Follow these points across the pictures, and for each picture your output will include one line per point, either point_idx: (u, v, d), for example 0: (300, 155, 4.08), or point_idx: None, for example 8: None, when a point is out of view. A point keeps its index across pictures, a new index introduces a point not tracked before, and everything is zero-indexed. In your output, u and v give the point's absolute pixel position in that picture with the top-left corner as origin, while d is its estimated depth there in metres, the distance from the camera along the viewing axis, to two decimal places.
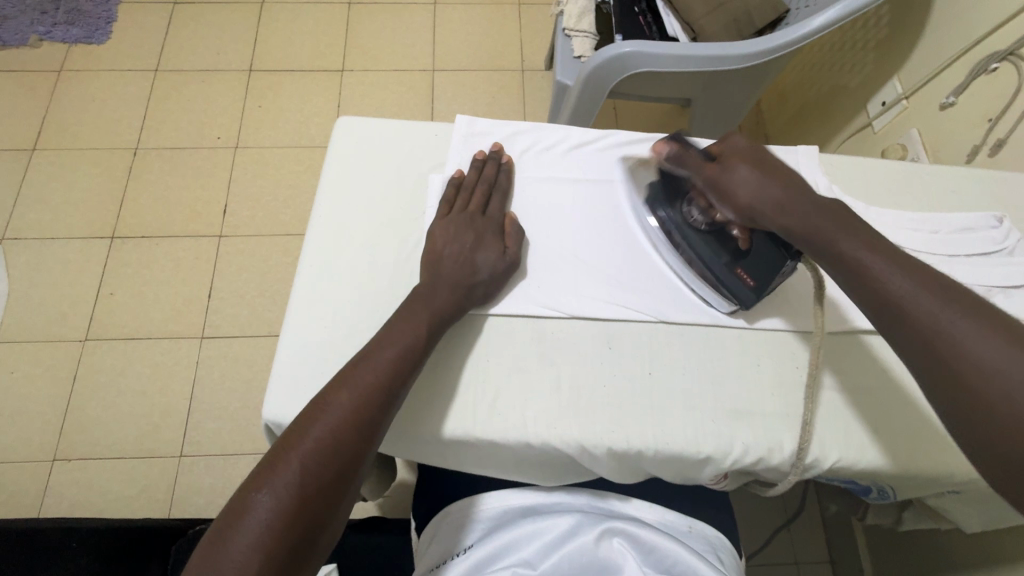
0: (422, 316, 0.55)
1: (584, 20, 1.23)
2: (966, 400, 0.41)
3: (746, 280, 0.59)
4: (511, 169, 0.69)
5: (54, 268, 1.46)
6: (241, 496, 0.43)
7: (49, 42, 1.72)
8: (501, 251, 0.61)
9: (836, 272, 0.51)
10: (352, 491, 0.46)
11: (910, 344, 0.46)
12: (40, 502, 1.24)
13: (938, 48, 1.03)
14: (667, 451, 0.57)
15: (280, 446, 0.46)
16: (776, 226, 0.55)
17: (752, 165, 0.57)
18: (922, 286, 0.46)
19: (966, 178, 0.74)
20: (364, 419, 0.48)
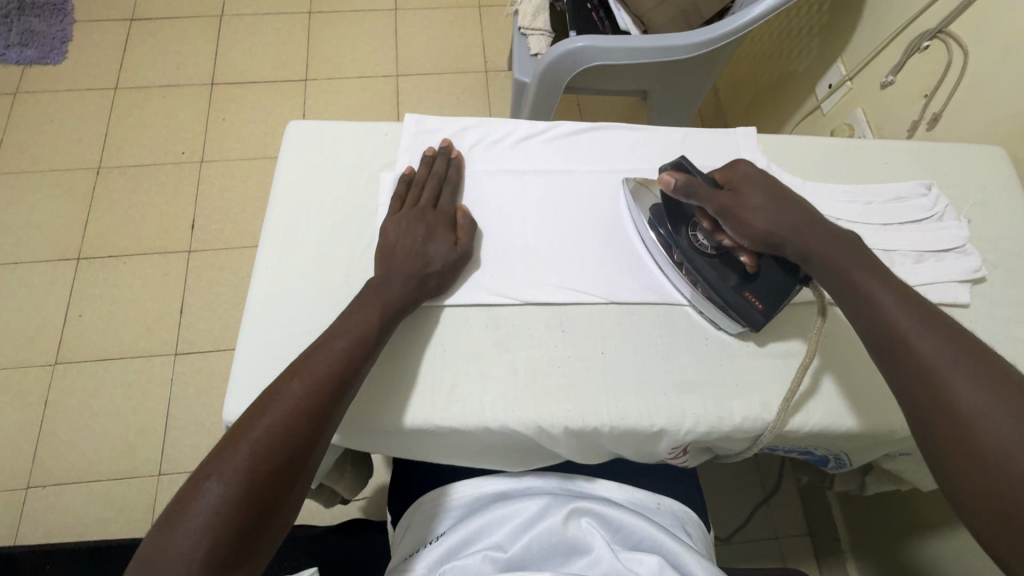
0: (375, 306, 0.56)
1: (539, 18, 1.25)
2: (942, 425, 0.46)
3: (754, 303, 0.60)
4: (460, 163, 0.71)
5: (19, 293, 1.43)
6: (192, 482, 0.45)
7: (2, 64, 1.69)
8: (453, 243, 0.63)
9: (847, 302, 0.56)
10: (305, 478, 0.48)
11: (898, 372, 0.50)
12: (15, 530, 1.21)
13: (875, 30, 1.07)
14: (621, 426, 0.59)
15: (232, 434, 0.47)
16: (799, 250, 0.58)
17: (763, 190, 0.60)
18: (926, 327, 0.50)
19: (898, 149, 0.77)
20: (317, 407, 0.49)
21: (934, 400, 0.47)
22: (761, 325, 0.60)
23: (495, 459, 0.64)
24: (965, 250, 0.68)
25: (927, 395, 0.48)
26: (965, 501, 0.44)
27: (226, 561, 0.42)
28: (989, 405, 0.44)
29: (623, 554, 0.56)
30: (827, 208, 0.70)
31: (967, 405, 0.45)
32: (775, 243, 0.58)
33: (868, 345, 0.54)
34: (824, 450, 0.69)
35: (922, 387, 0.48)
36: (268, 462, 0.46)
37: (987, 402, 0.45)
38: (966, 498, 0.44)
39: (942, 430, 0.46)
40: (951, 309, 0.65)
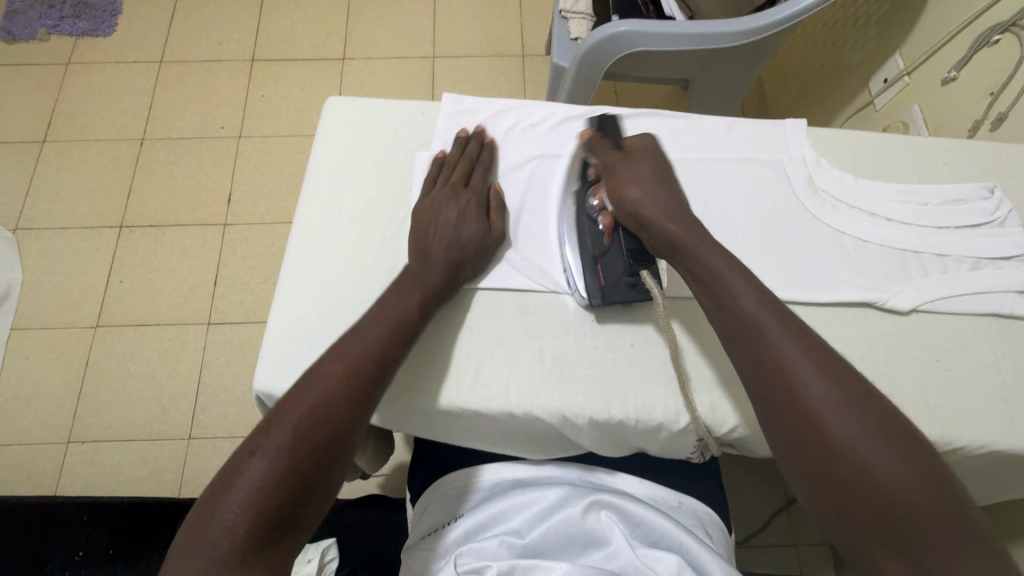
0: (414, 291, 0.57)
1: (581, 1, 1.22)
2: (794, 418, 0.47)
3: (599, 276, 0.61)
4: (493, 148, 0.70)
5: (66, 257, 1.50)
6: (236, 458, 0.46)
7: (56, 34, 1.75)
8: (486, 225, 0.63)
9: (698, 283, 0.56)
10: (345, 458, 0.49)
11: (752, 366, 0.50)
12: (57, 480, 1.28)
13: (940, 22, 1.00)
14: (649, 421, 0.58)
15: (274, 412, 0.48)
16: (664, 232, 0.57)
17: (653, 167, 0.62)
18: (772, 317, 0.51)
19: (959, 149, 0.73)
20: (359, 389, 0.50)
21: (791, 401, 0.47)
22: (597, 300, 0.61)
23: (516, 445, 0.64)
24: None
25: (780, 392, 0.48)
26: (810, 491, 0.46)
27: (270, 535, 0.43)
28: (831, 399, 0.46)
29: (640, 550, 0.56)
30: (877, 208, 0.67)
31: (819, 402, 0.46)
32: (642, 221, 0.58)
33: (721, 332, 0.54)
34: None
35: (776, 378, 0.49)
36: (311, 441, 0.46)
37: (828, 392, 0.47)
38: (807, 485, 0.46)
39: (798, 429, 0.47)
40: (1006, 322, 0.61)
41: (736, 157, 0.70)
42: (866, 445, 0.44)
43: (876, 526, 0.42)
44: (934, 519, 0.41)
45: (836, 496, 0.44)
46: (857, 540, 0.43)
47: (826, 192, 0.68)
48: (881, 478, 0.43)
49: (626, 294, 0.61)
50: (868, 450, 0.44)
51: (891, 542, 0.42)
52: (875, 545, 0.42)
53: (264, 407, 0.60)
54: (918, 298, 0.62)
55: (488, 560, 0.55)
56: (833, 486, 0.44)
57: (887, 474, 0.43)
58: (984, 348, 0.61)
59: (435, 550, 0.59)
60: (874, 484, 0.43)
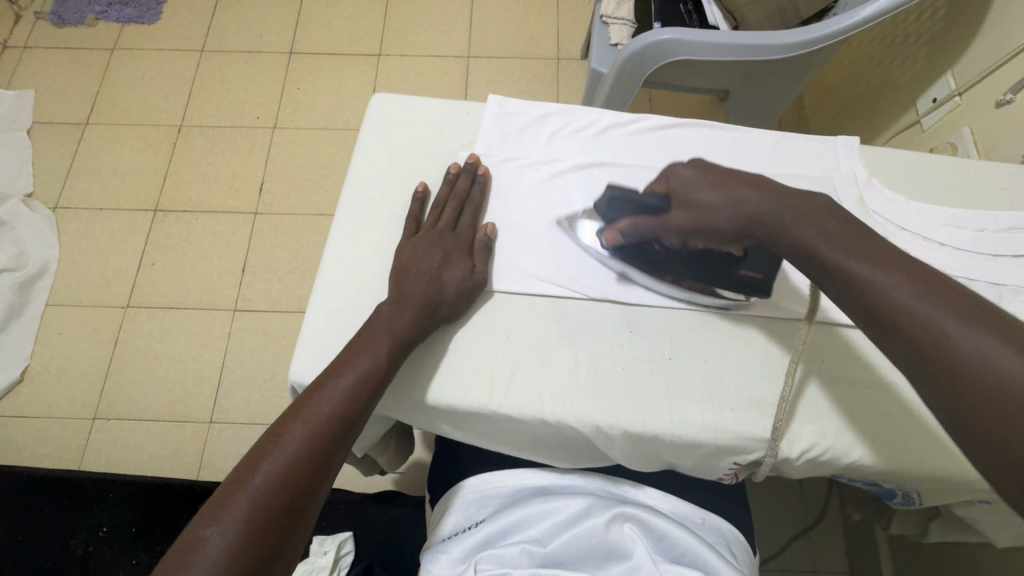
0: (384, 341, 0.55)
1: (623, 7, 1.21)
2: (939, 381, 0.40)
3: (752, 275, 0.60)
4: (486, 182, 0.67)
5: (102, 237, 1.53)
6: (188, 532, 0.42)
7: (104, 20, 1.80)
8: (468, 271, 0.61)
9: (796, 255, 0.50)
10: (305, 525, 0.46)
11: (883, 333, 0.44)
12: (81, 455, 1.31)
13: (999, 41, 0.97)
14: (682, 438, 0.57)
15: (233, 479, 0.45)
16: (768, 233, 0.51)
17: (705, 183, 0.55)
18: (883, 270, 0.45)
19: (1019, 176, 0.70)
20: (321, 447, 0.48)
21: (922, 350, 0.41)
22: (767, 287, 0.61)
23: (544, 452, 0.64)
24: None
25: (913, 340, 0.42)
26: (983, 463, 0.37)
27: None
28: (973, 339, 0.39)
29: (664, 566, 0.54)
30: (930, 232, 0.65)
31: (967, 350, 0.39)
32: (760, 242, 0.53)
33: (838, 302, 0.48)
34: (895, 489, 0.63)
35: (907, 337, 0.42)
36: (271, 505, 0.44)
37: (971, 335, 0.39)
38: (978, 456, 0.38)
39: (940, 382, 0.40)
40: None
41: (785, 173, 0.69)
42: None
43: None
44: None
45: (995, 452, 0.37)
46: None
47: (877, 213, 0.66)
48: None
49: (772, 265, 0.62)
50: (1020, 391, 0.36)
51: None
52: None
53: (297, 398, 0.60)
54: None
55: (508, 567, 0.55)
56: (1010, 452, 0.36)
57: None
58: None
59: (454, 553, 0.58)
60: None
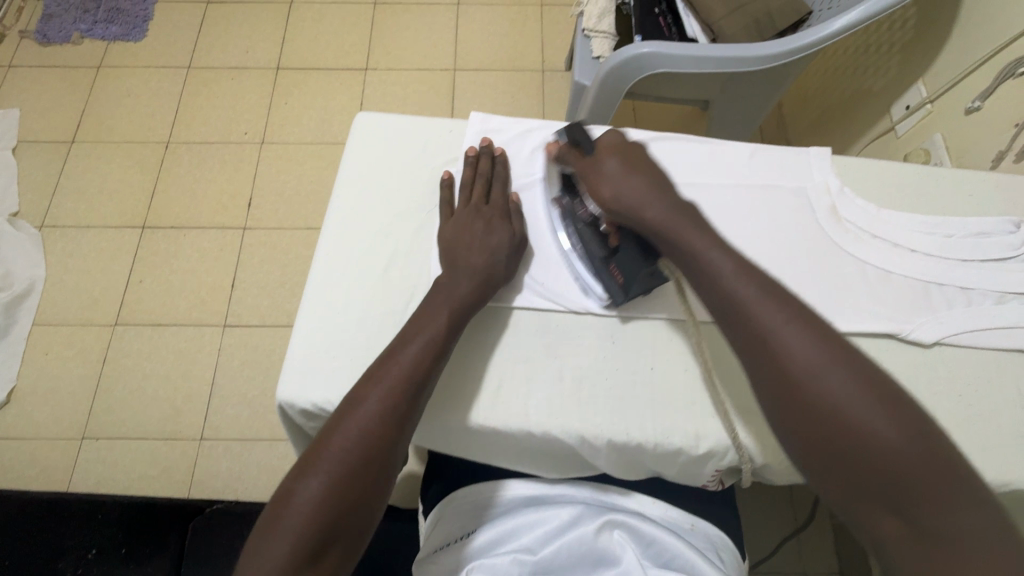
0: (442, 308, 0.57)
1: (604, 20, 1.24)
2: (788, 392, 0.47)
3: (616, 277, 0.61)
4: (505, 160, 0.71)
5: (89, 255, 1.53)
6: (286, 489, 0.48)
7: (89, 38, 1.80)
8: (511, 232, 0.64)
9: (681, 259, 0.55)
10: (385, 478, 0.51)
11: (746, 345, 0.50)
12: (69, 476, 1.30)
13: (968, 51, 1.00)
14: (668, 447, 0.58)
15: (316, 441, 0.50)
16: (641, 221, 0.57)
17: (619, 158, 0.61)
18: (757, 291, 0.50)
19: (986, 182, 0.73)
20: (394, 415, 0.51)
21: (774, 364, 0.48)
22: (621, 298, 0.62)
23: (532, 462, 0.65)
24: None
25: (768, 359, 0.48)
26: (808, 464, 0.46)
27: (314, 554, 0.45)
28: (823, 366, 0.46)
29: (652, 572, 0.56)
30: (900, 238, 0.67)
31: (809, 368, 0.46)
32: (623, 219, 0.59)
33: (714, 313, 0.53)
34: None
35: (767, 354, 0.48)
36: (352, 463, 0.49)
37: (824, 360, 0.46)
38: (808, 457, 0.46)
39: (792, 397, 0.46)
40: None
41: (762, 184, 0.71)
42: (864, 412, 0.44)
43: (870, 485, 0.43)
44: (932, 470, 0.42)
45: (828, 456, 0.45)
46: (851, 499, 0.44)
47: (850, 221, 0.68)
48: (877, 438, 0.43)
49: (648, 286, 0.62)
50: (858, 414, 0.44)
51: (897, 504, 0.42)
52: (873, 502, 0.43)
53: (284, 417, 0.60)
54: (941, 331, 0.61)
55: None
56: (836, 459, 0.44)
57: (880, 436, 0.43)
58: (1007, 384, 0.60)
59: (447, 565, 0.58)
60: (872, 446, 0.43)
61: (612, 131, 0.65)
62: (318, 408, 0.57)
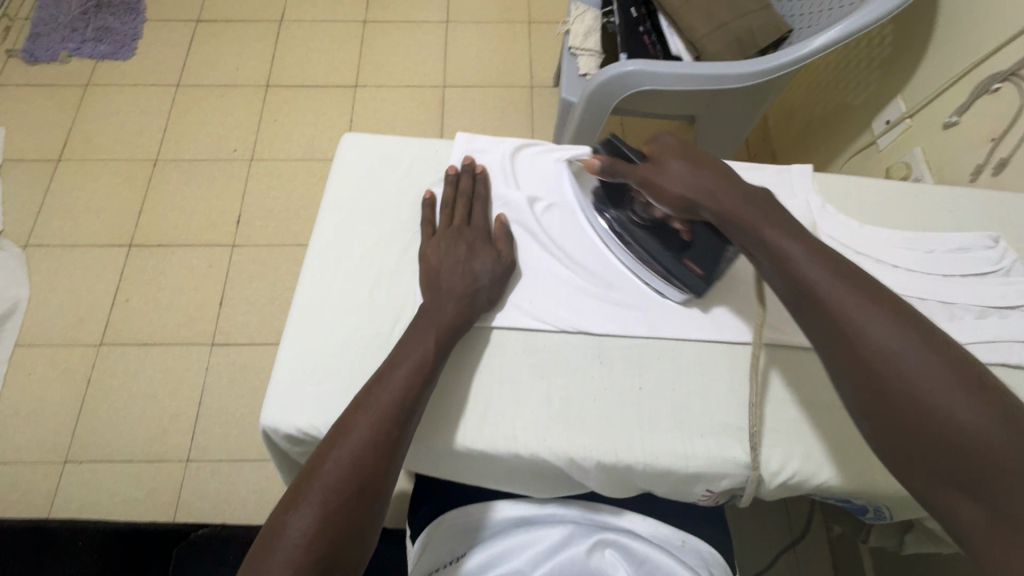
0: (430, 331, 0.58)
1: (590, 39, 1.26)
2: (861, 376, 0.48)
3: (695, 269, 0.64)
4: (485, 177, 0.72)
5: (74, 274, 1.51)
6: (276, 517, 0.47)
7: (77, 57, 1.80)
8: (496, 256, 0.65)
9: (764, 257, 0.57)
10: (377, 506, 0.50)
11: (819, 334, 0.52)
12: (51, 501, 1.27)
13: (944, 67, 1.03)
14: (656, 466, 0.57)
15: (306, 470, 0.49)
16: (720, 216, 0.60)
17: (682, 157, 0.63)
18: (838, 278, 0.52)
19: (963, 198, 0.74)
20: (383, 435, 0.51)
21: (847, 346, 0.49)
22: (705, 287, 0.64)
23: (521, 482, 0.64)
24: None
25: (840, 345, 0.50)
26: (888, 448, 0.47)
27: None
28: (896, 349, 0.47)
29: None
30: (882, 254, 0.68)
31: (883, 351, 0.48)
32: (702, 212, 0.61)
33: (788, 303, 0.55)
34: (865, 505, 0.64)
35: (841, 336, 0.50)
36: (344, 490, 0.48)
37: (894, 343, 0.47)
38: (886, 442, 0.47)
39: (860, 382, 0.48)
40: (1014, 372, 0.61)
41: None
42: (937, 391, 0.45)
43: (952, 467, 0.43)
44: (1007, 453, 0.42)
45: (898, 438, 0.46)
46: (937, 484, 0.44)
47: (831, 237, 0.69)
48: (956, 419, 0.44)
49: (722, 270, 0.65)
50: (938, 396, 0.45)
51: (971, 486, 0.42)
52: (948, 481, 0.43)
53: (269, 442, 0.59)
54: None
55: None
56: (913, 441, 0.45)
57: (954, 416, 0.44)
58: None
59: None
60: (945, 427, 0.44)
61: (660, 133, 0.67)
62: (301, 432, 0.57)
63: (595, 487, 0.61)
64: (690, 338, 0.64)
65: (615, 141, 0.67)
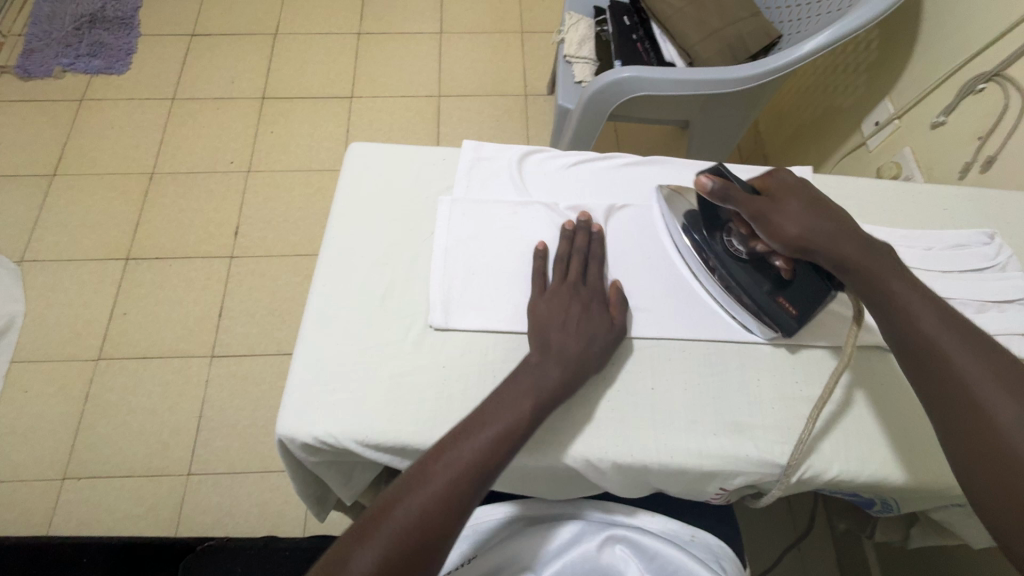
0: (527, 394, 0.55)
1: (584, 47, 1.29)
2: (978, 440, 0.47)
3: (789, 309, 0.63)
4: (600, 240, 0.69)
5: (71, 288, 1.50)
6: (346, 543, 0.48)
7: (71, 72, 1.80)
8: (610, 324, 0.62)
9: (883, 311, 0.56)
10: (435, 565, 0.49)
11: (936, 393, 0.51)
12: (50, 519, 1.25)
13: (929, 69, 1.06)
14: (671, 466, 0.58)
15: (380, 502, 0.50)
16: (835, 261, 0.59)
17: (800, 197, 0.61)
18: (961, 341, 0.51)
19: (956, 196, 0.77)
20: (456, 495, 0.50)
21: (966, 410, 0.49)
22: (796, 328, 0.63)
23: (536, 485, 0.65)
24: None
25: (946, 393, 0.50)
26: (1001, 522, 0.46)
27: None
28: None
29: None
30: None
31: (1006, 423, 0.46)
32: (812, 253, 0.59)
33: (902, 359, 0.55)
34: (875, 497, 0.65)
35: (961, 400, 0.49)
36: (411, 540, 0.47)
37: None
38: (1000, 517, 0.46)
39: (962, 428, 0.49)
40: None
41: None
42: None
43: None
44: None
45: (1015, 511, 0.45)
46: None
47: None
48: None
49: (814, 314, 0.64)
50: None
51: None
52: None
53: (285, 451, 0.59)
54: None
55: None
56: None
57: None
58: None
59: None
60: None
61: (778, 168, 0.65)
62: (317, 440, 0.57)
63: (609, 486, 0.62)
64: (698, 338, 0.66)
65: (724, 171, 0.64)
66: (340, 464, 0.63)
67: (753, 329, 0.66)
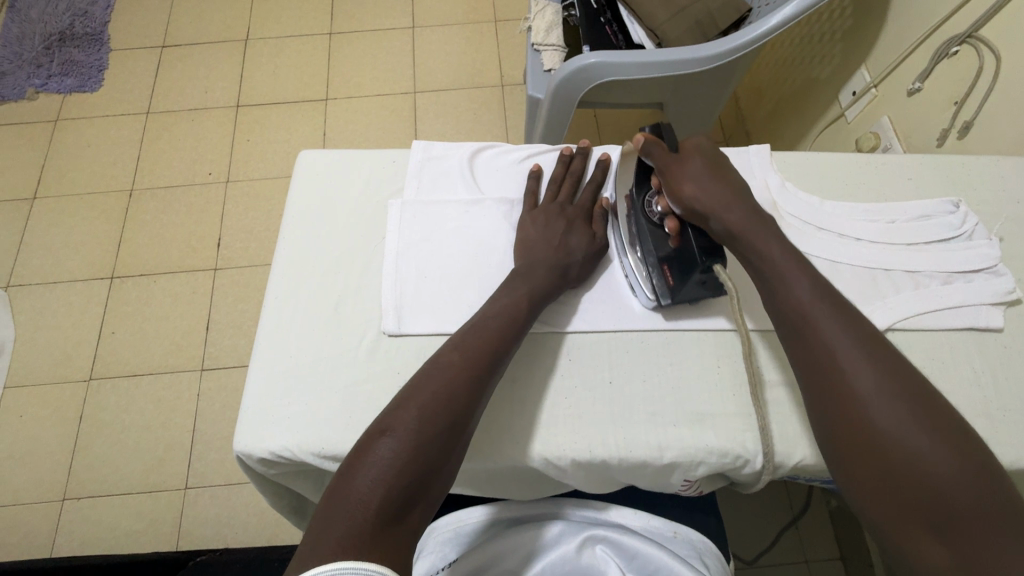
0: (524, 290, 0.60)
1: (552, 34, 1.25)
2: (833, 396, 0.50)
3: (667, 277, 0.61)
4: (601, 164, 0.74)
5: (59, 311, 1.50)
6: (371, 436, 0.49)
7: (44, 93, 1.78)
8: (593, 236, 0.67)
9: (755, 272, 0.57)
10: (460, 448, 0.51)
11: (806, 356, 0.52)
12: (52, 541, 1.26)
13: (902, 35, 1.03)
14: (631, 460, 0.58)
15: (398, 399, 0.52)
16: (723, 224, 0.57)
17: (709, 163, 0.61)
18: (827, 308, 0.53)
19: (923, 164, 0.75)
20: (475, 377, 0.53)
21: (830, 370, 0.50)
22: (667, 299, 0.63)
23: (504, 487, 0.64)
24: (998, 270, 0.65)
25: (834, 394, 0.50)
26: (854, 478, 0.48)
27: (399, 512, 0.46)
28: (878, 389, 0.48)
29: None
30: (846, 228, 0.68)
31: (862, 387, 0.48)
32: (699, 216, 0.58)
33: (777, 325, 0.56)
34: None
35: (824, 362, 0.51)
36: (433, 424, 0.49)
37: (880, 386, 0.48)
38: (858, 476, 0.47)
39: (838, 407, 0.49)
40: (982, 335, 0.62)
41: None
42: (912, 435, 0.45)
43: (912, 507, 0.44)
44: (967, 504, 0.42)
45: (873, 469, 0.46)
46: (900, 521, 0.44)
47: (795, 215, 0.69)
48: (925, 463, 0.44)
49: (696, 294, 0.62)
50: (912, 442, 0.45)
51: (937, 526, 0.43)
52: (911, 518, 0.44)
53: (245, 466, 0.59)
54: (892, 317, 0.62)
55: None
56: (882, 475, 0.46)
57: (928, 463, 0.44)
58: (963, 362, 0.61)
59: None
60: (918, 473, 0.44)
61: (702, 137, 0.64)
62: (274, 455, 0.57)
63: (576, 482, 0.61)
64: (658, 327, 0.65)
65: (661, 128, 0.64)
66: (308, 475, 0.63)
67: (640, 292, 0.65)
